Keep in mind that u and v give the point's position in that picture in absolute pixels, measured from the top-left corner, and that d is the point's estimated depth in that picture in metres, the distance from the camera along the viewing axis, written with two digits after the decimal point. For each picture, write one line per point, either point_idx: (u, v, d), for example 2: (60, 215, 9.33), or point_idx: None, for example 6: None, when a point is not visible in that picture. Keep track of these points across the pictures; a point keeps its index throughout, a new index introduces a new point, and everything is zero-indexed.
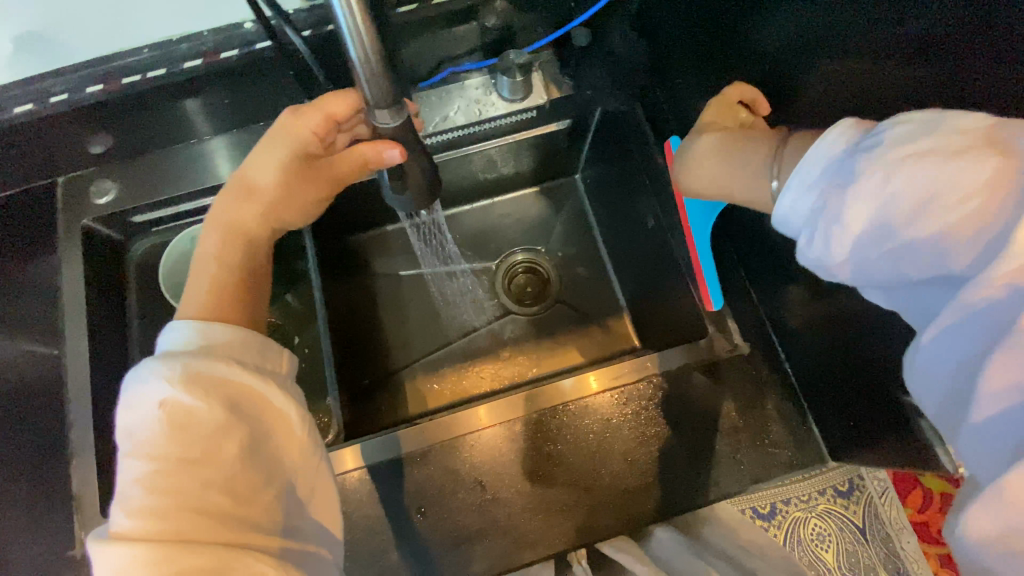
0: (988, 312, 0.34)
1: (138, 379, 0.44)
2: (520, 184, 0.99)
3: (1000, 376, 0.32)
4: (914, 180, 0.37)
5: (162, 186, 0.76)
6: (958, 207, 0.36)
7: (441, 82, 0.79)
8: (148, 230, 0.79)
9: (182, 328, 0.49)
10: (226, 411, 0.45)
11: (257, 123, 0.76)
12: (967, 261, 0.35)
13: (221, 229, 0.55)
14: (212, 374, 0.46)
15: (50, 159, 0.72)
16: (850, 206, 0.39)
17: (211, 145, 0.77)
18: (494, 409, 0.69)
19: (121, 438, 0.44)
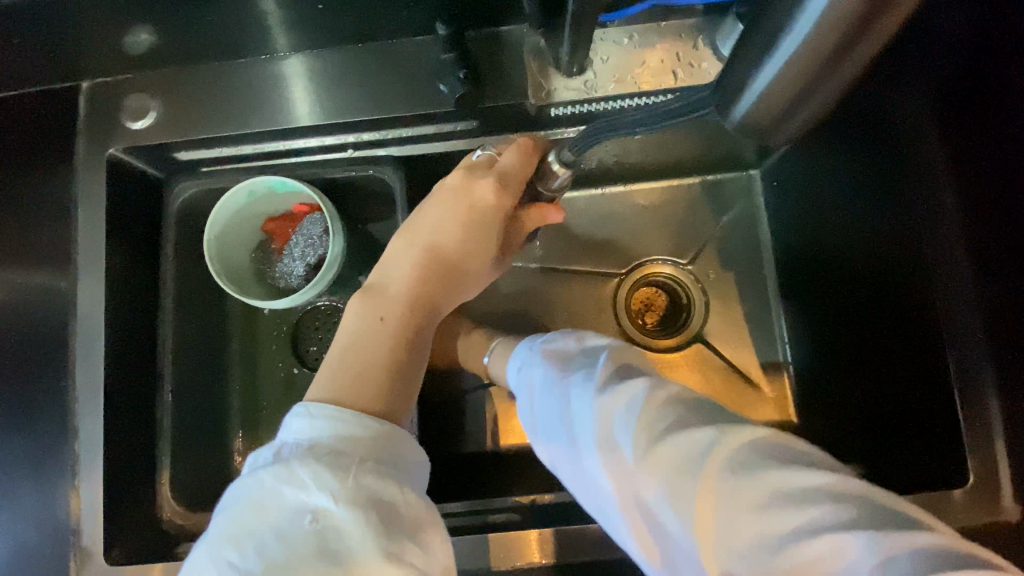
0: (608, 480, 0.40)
1: (286, 475, 0.33)
2: (678, 171, 0.73)
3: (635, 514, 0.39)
4: (562, 385, 0.46)
5: (220, 116, 0.54)
6: (574, 402, 0.44)
7: (628, 18, 0.52)
8: (196, 170, 0.58)
9: (336, 410, 0.37)
10: (388, 560, 0.31)
11: (357, 44, 0.53)
12: (596, 407, 0.42)
13: (370, 296, 0.46)
14: (380, 492, 0.33)
15: (70, 56, 0.50)
16: (528, 399, 0.50)
17: (288, 67, 0.54)
18: (569, 543, 0.51)
19: (240, 542, 0.31)
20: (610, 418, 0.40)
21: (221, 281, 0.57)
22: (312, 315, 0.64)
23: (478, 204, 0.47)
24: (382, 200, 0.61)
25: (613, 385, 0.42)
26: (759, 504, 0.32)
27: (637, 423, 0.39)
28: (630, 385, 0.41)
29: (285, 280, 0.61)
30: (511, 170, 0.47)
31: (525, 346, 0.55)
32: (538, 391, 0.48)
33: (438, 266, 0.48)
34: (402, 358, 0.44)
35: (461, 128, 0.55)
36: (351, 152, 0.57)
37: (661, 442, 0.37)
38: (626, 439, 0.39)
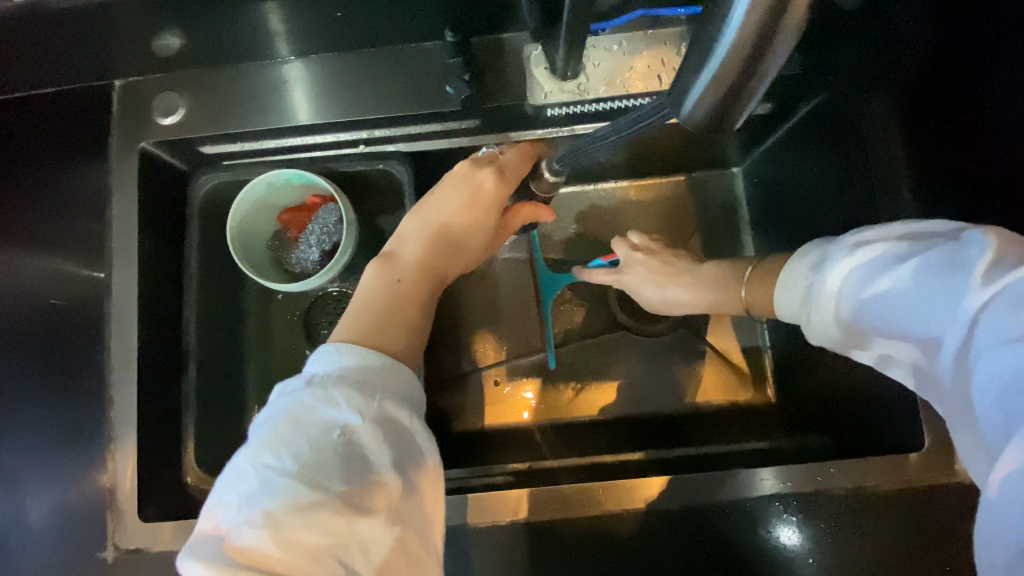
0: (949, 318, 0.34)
1: (321, 394, 0.37)
2: (666, 167, 0.78)
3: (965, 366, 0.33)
4: (893, 251, 0.40)
5: (242, 113, 0.59)
6: (893, 285, 0.38)
7: (618, 27, 0.57)
8: (219, 163, 0.63)
9: (354, 348, 0.42)
10: (399, 471, 0.36)
11: (368, 48, 0.58)
12: (944, 310, 0.35)
13: (386, 261, 0.51)
14: (395, 416, 0.38)
15: (107, 58, 0.55)
16: (823, 290, 0.44)
17: (289, 72, 0.59)
18: (557, 499, 0.56)
19: (274, 446, 0.36)
20: (946, 275, 0.35)
21: (242, 264, 0.61)
22: (324, 299, 0.69)
23: (483, 193, 0.53)
24: (390, 191, 0.66)
25: (963, 244, 0.36)
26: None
27: (993, 279, 0.33)
28: (973, 240, 0.35)
29: (300, 266, 0.66)
30: (509, 165, 0.54)
31: (811, 247, 0.50)
32: (848, 250, 0.43)
33: (445, 243, 0.53)
34: (413, 319, 0.49)
35: (465, 126, 0.60)
36: (362, 148, 0.62)
37: (1005, 287, 0.32)
38: (975, 289, 0.33)
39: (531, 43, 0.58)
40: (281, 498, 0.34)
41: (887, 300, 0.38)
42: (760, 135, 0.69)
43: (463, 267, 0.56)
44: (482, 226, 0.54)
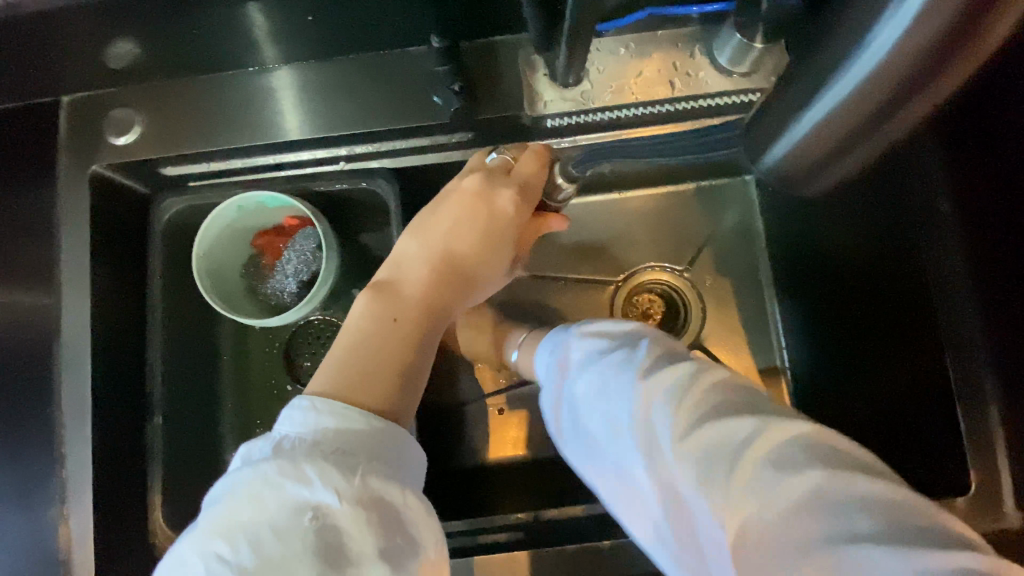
0: (676, 475, 0.38)
1: (290, 469, 0.32)
2: (672, 177, 0.73)
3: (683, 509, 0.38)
4: (612, 379, 0.44)
5: (206, 131, 0.53)
6: (596, 379, 0.45)
7: (623, 27, 0.51)
8: (184, 185, 0.57)
9: (333, 407, 0.36)
10: (385, 561, 0.31)
11: (347, 56, 0.52)
12: (631, 405, 0.42)
13: (378, 291, 0.45)
14: (380, 491, 0.33)
15: (50, 74, 0.49)
16: (567, 389, 0.48)
17: (276, 79, 0.53)
18: None
19: (234, 536, 0.30)
20: (658, 416, 0.40)
21: (210, 299, 0.54)
22: (304, 329, 0.64)
23: (495, 214, 0.47)
24: (375, 211, 0.60)
25: (672, 373, 0.41)
26: (730, 442, 0.36)
27: (688, 429, 0.38)
28: (675, 375, 0.41)
29: (276, 295, 0.60)
30: (529, 180, 0.47)
31: (555, 336, 0.55)
32: (585, 369, 0.47)
33: (450, 271, 0.47)
34: (410, 359, 0.43)
35: (455, 139, 0.53)
36: (342, 164, 0.55)
37: (700, 437, 0.37)
38: (681, 437, 0.38)
39: (529, 46, 0.52)
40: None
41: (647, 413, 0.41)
42: None
43: (473, 296, 0.50)
44: (491, 250, 0.48)
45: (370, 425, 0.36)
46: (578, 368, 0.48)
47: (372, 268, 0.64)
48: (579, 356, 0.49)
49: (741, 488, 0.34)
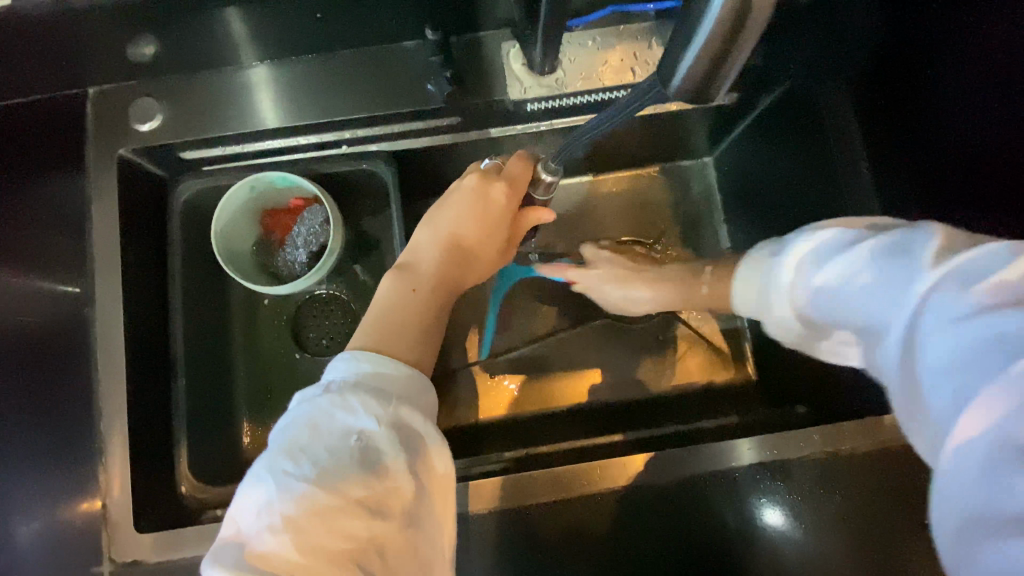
0: (926, 320, 0.32)
1: (338, 400, 0.38)
2: (640, 160, 0.81)
3: (944, 359, 0.30)
4: (882, 253, 0.38)
5: (220, 118, 0.59)
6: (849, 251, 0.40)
7: (590, 24, 0.59)
8: (199, 169, 0.63)
9: (366, 357, 0.42)
10: (415, 474, 0.38)
11: (347, 49, 0.59)
12: (863, 265, 0.39)
13: (399, 274, 0.53)
14: (409, 421, 0.39)
15: (83, 67, 0.55)
16: (781, 278, 0.47)
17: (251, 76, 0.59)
18: (555, 480, 0.58)
19: (293, 454, 0.36)
20: (903, 265, 0.36)
21: (230, 271, 0.61)
22: (311, 303, 0.71)
23: (488, 207, 0.53)
24: (375, 191, 0.67)
25: (915, 239, 0.36)
26: (976, 277, 0.31)
27: (947, 257, 0.33)
28: (918, 231, 0.37)
29: (287, 268, 0.66)
30: (517, 176, 0.54)
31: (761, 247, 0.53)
32: (824, 258, 0.43)
33: (456, 254, 0.55)
34: (424, 326, 0.50)
35: (445, 124, 0.61)
36: (344, 148, 0.62)
37: (947, 262, 0.33)
38: (925, 264, 0.34)
39: (509, 40, 0.59)
40: (301, 504, 0.35)
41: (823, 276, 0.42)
42: (730, 123, 0.73)
43: (475, 275, 0.58)
44: (488, 238, 0.55)
45: (400, 371, 0.42)
46: (803, 257, 0.45)
47: (374, 249, 0.71)
48: (802, 257, 0.45)
49: (959, 267, 0.32)
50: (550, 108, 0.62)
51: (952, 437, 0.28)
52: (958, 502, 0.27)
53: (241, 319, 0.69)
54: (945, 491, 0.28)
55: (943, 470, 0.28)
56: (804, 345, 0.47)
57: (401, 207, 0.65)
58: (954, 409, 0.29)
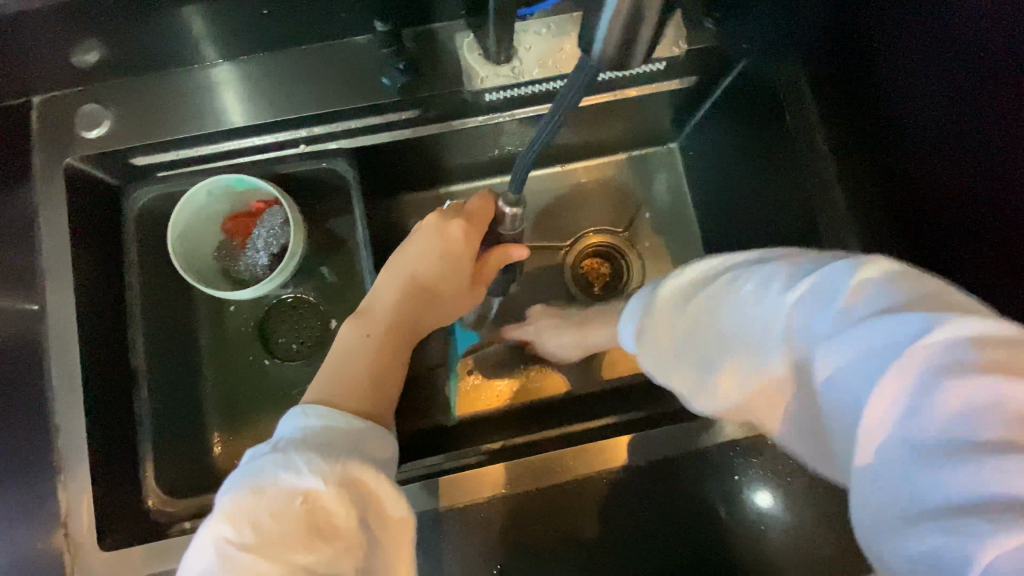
0: (806, 343, 0.38)
1: (283, 460, 0.38)
2: (605, 150, 0.82)
3: (834, 375, 0.35)
4: (732, 288, 0.44)
5: (171, 121, 0.57)
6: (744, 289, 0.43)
7: (544, 10, 0.58)
8: (153, 175, 0.61)
9: (314, 416, 0.43)
10: (364, 531, 0.37)
11: (299, 45, 0.58)
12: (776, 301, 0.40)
13: (360, 320, 0.56)
14: (359, 478, 0.39)
15: (22, 73, 0.53)
16: (669, 315, 0.49)
17: (218, 74, 0.58)
18: (531, 469, 0.56)
19: (237, 519, 0.36)
20: (763, 294, 0.41)
21: (189, 278, 0.60)
22: (279, 308, 0.70)
23: (450, 242, 0.57)
24: (339, 191, 0.67)
25: (772, 271, 0.42)
26: (900, 339, 0.33)
27: (796, 280, 0.40)
28: (758, 270, 0.43)
29: (250, 272, 0.65)
30: (472, 212, 0.58)
31: (638, 296, 0.55)
32: (682, 303, 0.48)
33: (416, 294, 0.58)
34: (381, 369, 0.53)
35: (404, 117, 0.61)
36: (303, 147, 0.61)
37: (801, 285, 0.39)
38: (781, 293, 0.40)
39: (463, 30, 0.58)
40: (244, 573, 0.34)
41: (696, 316, 0.46)
42: (691, 107, 0.73)
43: (434, 312, 0.61)
44: (450, 273, 0.58)
45: (349, 428, 0.43)
46: (707, 284, 0.47)
47: (341, 249, 0.70)
48: (671, 299, 0.49)
49: (822, 288, 0.38)
50: (510, 97, 0.62)
51: (857, 443, 0.33)
52: (874, 500, 0.32)
53: (207, 328, 0.67)
54: (861, 492, 0.33)
55: (857, 476, 0.33)
56: (671, 372, 0.50)
57: (363, 205, 0.64)
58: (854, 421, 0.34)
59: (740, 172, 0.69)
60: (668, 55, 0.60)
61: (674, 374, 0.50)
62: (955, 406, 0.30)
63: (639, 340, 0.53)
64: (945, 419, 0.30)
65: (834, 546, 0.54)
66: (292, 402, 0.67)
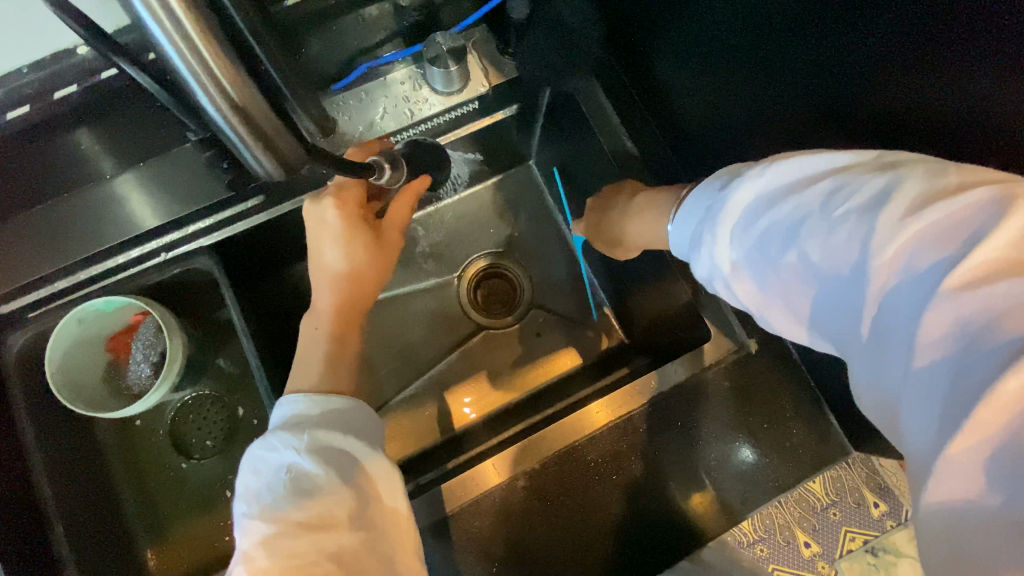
0: (909, 294, 0.32)
1: (264, 444, 0.44)
2: (469, 180, 0.89)
3: (935, 336, 0.31)
4: (834, 214, 0.36)
5: (35, 260, 0.60)
6: (829, 214, 0.37)
7: (358, 82, 0.66)
8: (24, 318, 0.62)
9: (289, 405, 0.49)
10: (343, 483, 0.42)
11: (150, 158, 0.61)
12: (869, 234, 0.34)
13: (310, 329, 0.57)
14: (330, 443, 0.44)
15: None
16: (731, 237, 0.43)
17: (111, 187, 0.61)
18: (498, 464, 0.62)
19: (244, 501, 0.42)
20: (869, 215, 0.35)
21: (74, 408, 0.61)
22: (184, 408, 0.74)
23: (339, 223, 0.56)
24: (213, 289, 0.69)
25: (893, 183, 0.35)
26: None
27: (920, 211, 0.33)
28: (880, 175, 0.36)
29: (138, 385, 0.69)
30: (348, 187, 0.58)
31: (698, 195, 0.49)
32: (759, 209, 0.41)
33: (342, 287, 0.57)
34: (333, 358, 0.54)
35: (250, 205, 0.65)
36: (165, 255, 0.63)
37: (930, 215, 0.33)
38: (896, 220, 0.33)
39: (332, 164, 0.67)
40: (254, 538, 0.40)
41: (775, 238, 0.39)
42: (527, 129, 0.81)
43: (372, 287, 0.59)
44: (351, 247, 0.57)
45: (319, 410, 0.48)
46: (764, 207, 0.41)
47: (229, 338, 0.75)
48: (750, 199, 0.42)
49: (958, 225, 0.32)
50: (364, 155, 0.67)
51: (956, 425, 0.29)
52: (966, 493, 0.29)
53: (117, 450, 0.70)
54: (939, 481, 0.30)
55: (937, 469, 0.30)
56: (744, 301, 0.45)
57: (235, 293, 0.67)
58: (948, 398, 0.30)
59: (585, 174, 0.77)
60: (476, 94, 0.67)
61: (735, 298, 0.45)
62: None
63: (698, 235, 0.47)
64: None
65: (746, 467, 0.63)
66: (219, 494, 0.71)
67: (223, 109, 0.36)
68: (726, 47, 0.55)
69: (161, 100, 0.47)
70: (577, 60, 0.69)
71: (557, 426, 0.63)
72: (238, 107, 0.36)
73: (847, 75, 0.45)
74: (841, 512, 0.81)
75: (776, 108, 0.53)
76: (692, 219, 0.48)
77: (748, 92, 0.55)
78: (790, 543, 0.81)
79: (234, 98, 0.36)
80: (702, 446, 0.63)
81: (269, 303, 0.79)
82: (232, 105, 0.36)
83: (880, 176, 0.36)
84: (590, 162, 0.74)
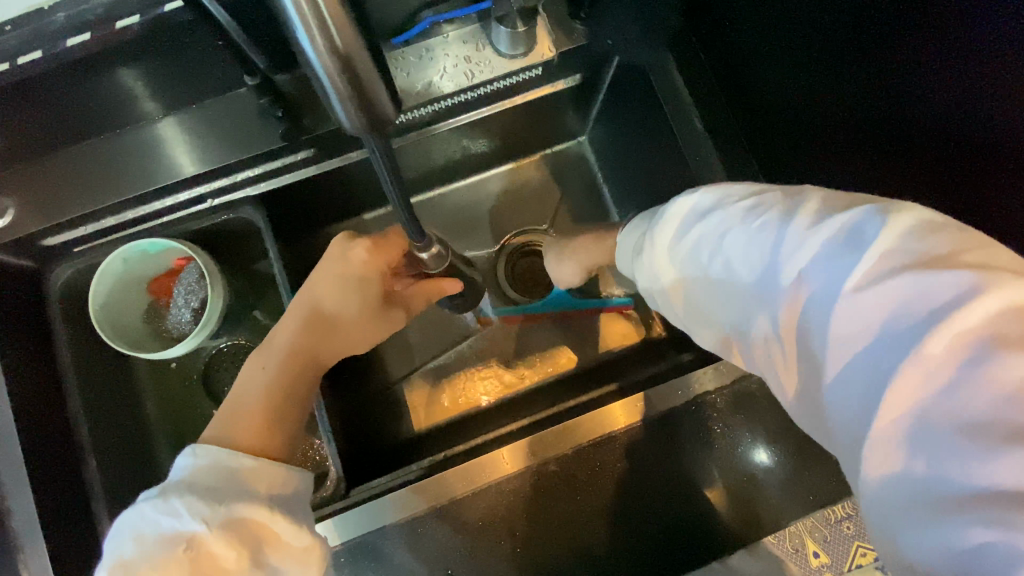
0: (821, 297, 0.35)
1: (162, 506, 0.42)
2: (517, 152, 0.86)
3: (846, 334, 0.34)
4: (748, 224, 0.40)
5: (79, 197, 0.59)
6: (746, 226, 0.40)
7: (420, 37, 0.62)
8: (69, 253, 0.63)
9: (196, 455, 0.46)
10: (251, 568, 0.41)
11: (202, 101, 0.60)
12: (783, 243, 0.38)
13: (260, 356, 0.57)
14: (246, 517, 0.42)
15: None
16: (662, 255, 0.47)
17: (162, 129, 0.60)
18: (523, 448, 0.61)
19: (122, 572, 0.40)
20: (780, 227, 0.38)
21: (115, 345, 0.62)
22: (217, 357, 0.73)
23: (355, 264, 0.60)
24: (255, 240, 0.69)
25: (798, 202, 0.39)
26: (925, 304, 0.31)
27: (823, 221, 0.36)
28: (790, 199, 0.40)
29: (176, 329, 0.69)
30: (388, 245, 0.61)
31: (641, 221, 0.53)
32: (691, 224, 0.45)
33: (310, 333, 0.58)
34: (277, 402, 0.54)
35: (299, 158, 0.63)
36: (210, 202, 0.63)
37: (832, 221, 0.36)
38: (804, 230, 0.37)
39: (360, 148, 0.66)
40: None
41: (704, 249, 0.43)
42: (587, 102, 0.77)
43: (343, 343, 0.61)
44: (353, 297, 0.60)
45: (241, 466, 0.46)
46: (690, 226, 0.45)
47: (265, 292, 0.74)
48: (686, 214, 0.46)
49: (853, 230, 0.35)
50: (420, 117, 0.66)
51: (871, 410, 0.32)
52: (894, 470, 0.31)
53: (151, 392, 0.71)
54: (874, 462, 0.32)
55: (866, 451, 0.32)
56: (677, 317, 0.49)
57: (278, 246, 0.66)
58: (867, 393, 0.33)
59: (647, 155, 0.73)
60: (541, 61, 0.63)
61: (675, 312, 0.48)
62: (992, 389, 0.29)
63: (643, 252, 0.50)
64: (979, 406, 0.29)
65: (781, 476, 0.61)
66: None
67: (331, 76, 0.33)
68: (833, 43, 0.50)
69: (230, 29, 0.48)
70: (649, 33, 0.66)
71: (590, 416, 0.61)
72: (349, 79, 0.33)
73: (957, 115, 0.42)
74: (856, 525, 0.58)
75: (871, 111, 0.49)
76: (632, 244, 0.52)
77: (839, 93, 0.51)
78: (799, 553, 0.58)
79: (344, 76, 0.33)
80: (735, 452, 0.61)
81: (306, 261, 0.78)
82: (343, 77, 0.33)
83: (792, 197, 0.40)
84: (652, 143, 0.71)
